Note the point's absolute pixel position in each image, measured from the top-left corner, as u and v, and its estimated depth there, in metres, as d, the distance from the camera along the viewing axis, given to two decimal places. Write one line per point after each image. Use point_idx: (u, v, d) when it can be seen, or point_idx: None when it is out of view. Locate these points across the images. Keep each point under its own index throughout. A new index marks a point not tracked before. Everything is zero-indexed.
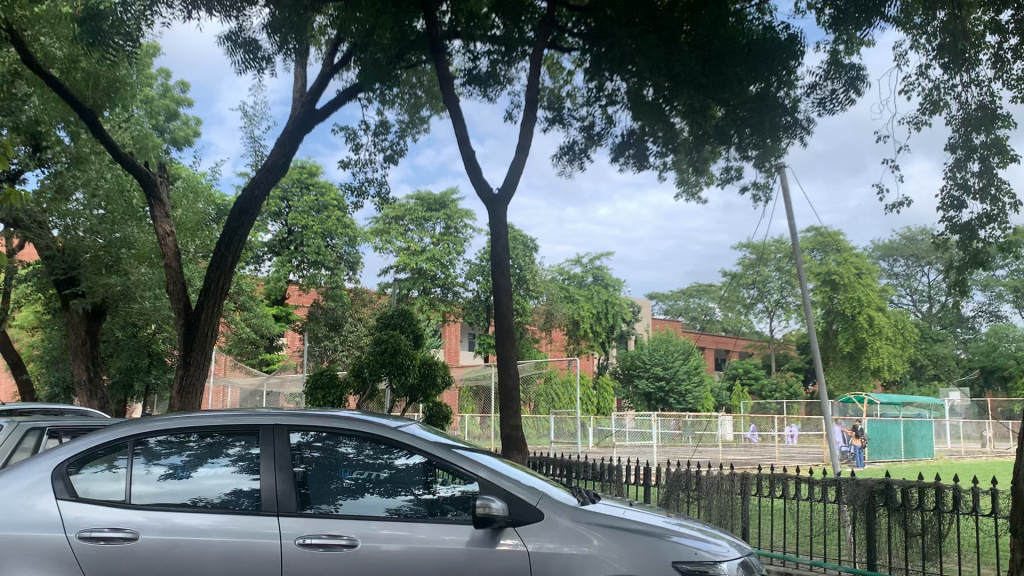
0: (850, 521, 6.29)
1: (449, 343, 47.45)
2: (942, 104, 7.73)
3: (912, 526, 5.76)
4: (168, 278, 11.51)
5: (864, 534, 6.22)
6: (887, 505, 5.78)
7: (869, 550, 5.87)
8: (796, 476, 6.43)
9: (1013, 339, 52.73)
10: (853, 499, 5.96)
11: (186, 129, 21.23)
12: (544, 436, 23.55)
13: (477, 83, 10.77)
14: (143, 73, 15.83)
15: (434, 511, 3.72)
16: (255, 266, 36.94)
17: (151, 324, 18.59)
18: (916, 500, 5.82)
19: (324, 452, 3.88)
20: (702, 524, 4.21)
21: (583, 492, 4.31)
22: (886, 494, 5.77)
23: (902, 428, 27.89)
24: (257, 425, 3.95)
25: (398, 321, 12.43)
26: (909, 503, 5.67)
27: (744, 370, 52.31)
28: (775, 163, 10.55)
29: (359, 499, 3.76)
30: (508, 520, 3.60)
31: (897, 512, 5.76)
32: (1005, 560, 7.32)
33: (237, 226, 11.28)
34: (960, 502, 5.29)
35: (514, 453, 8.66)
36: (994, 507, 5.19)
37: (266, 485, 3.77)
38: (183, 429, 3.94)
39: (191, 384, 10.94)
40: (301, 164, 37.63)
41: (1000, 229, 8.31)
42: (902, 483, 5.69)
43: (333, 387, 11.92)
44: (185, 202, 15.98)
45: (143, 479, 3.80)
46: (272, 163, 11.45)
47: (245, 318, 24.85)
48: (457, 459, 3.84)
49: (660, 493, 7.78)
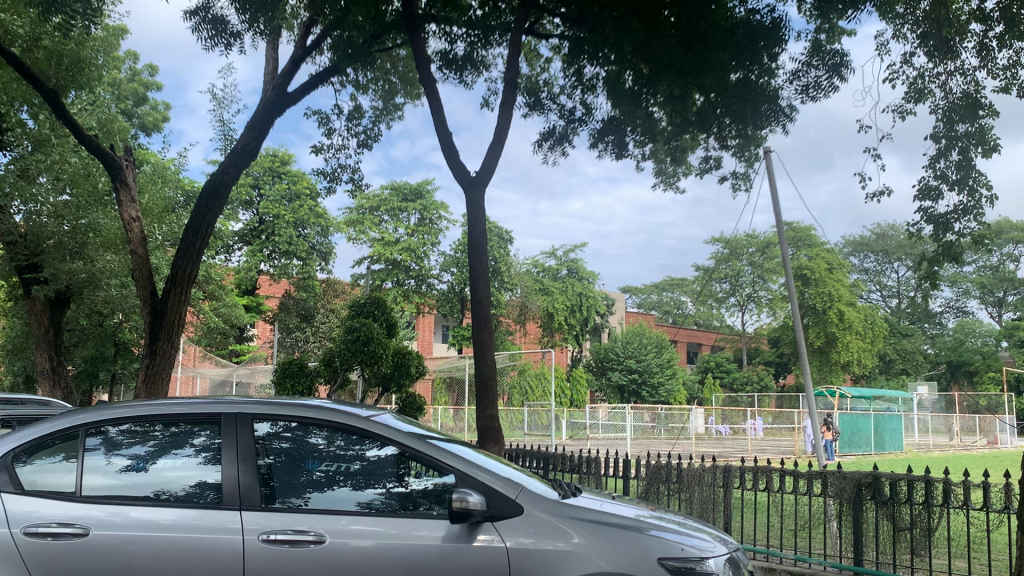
0: (834, 515, 6.14)
1: (422, 336, 47.23)
2: (926, 93, 7.63)
3: (900, 520, 5.65)
4: (133, 266, 11.17)
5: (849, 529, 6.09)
6: (874, 498, 5.66)
7: (857, 545, 5.74)
8: (779, 470, 6.26)
9: (978, 334, 54.40)
10: (839, 492, 5.81)
11: (156, 114, 20.72)
12: (517, 428, 23.39)
13: (453, 67, 10.56)
14: (109, 54, 15.42)
15: (407, 505, 3.55)
16: (225, 255, 36.31)
17: (118, 312, 18.22)
18: (903, 493, 5.72)
19: (294, 442, 3.69)
20: (684, 518, 4.07)
21: (563, 484, 4.16)
22: (874, 487, 5.65)
23: (872, 422, 28.19)
24: (221, 413, 3.73)
25: (371, 310, 12.20)
26: (898, 497, 5.56)
27: (715, 364, 52.68)
28: (753, 153, 10.44)
29: (328, 491, 3.58)
30: (486, 515, 3.43)
31: (885, 506, 5.65)
32: (988, 554, 7.28)
33: (205, 211, 10.98)
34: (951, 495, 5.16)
35: (490, 445, 8.45)
36: (988, 501, 5.07)
37: (227, 477, 3.57)
38: (147, 418, 3.72)
39: (157, 373, 10.64)
40: (273, 153, 37.11)
41: (976, 222, 8.25)
42: (891, 476, 5.59)
43: (302, 376, 11.66)
44: (152, 186, 15.55)
45: (100, 471, 3.60)
46: (242, 147, 11.13)
47: (213, 308, 24.25)
48: (431, 450, 3.66)
49: (638, 485, 7.66)
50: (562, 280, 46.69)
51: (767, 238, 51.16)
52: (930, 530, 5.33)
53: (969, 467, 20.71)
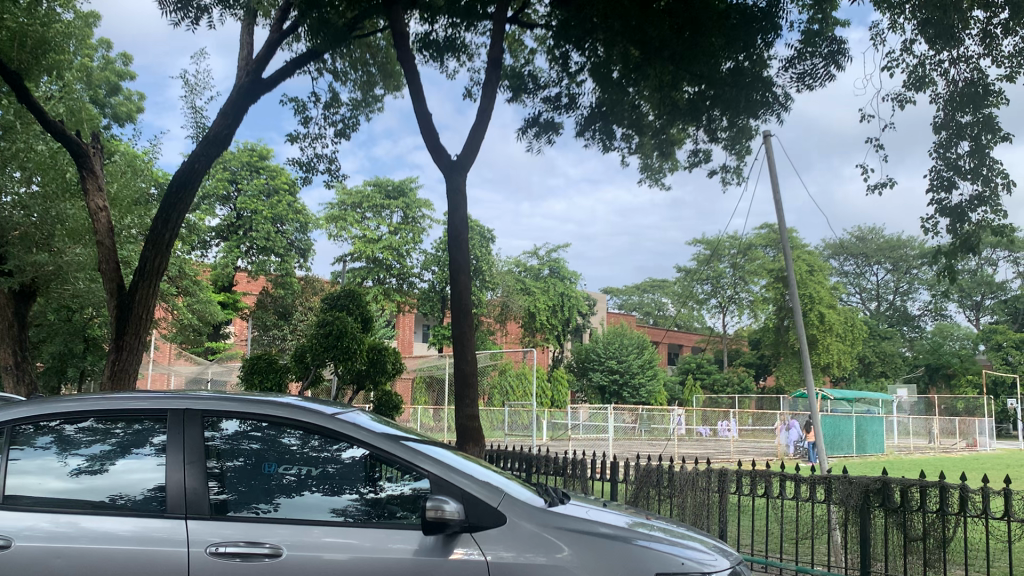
0: (840, 524, 5.84)
1: (402, 335, 46.84)
2: (928, 82, 7.43)
3: (912, 530, 5.34)
4: (99, 257, 10.70)
5: (853, 537, 5.81)
6: (883, 505, 5.37)
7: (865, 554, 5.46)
8: (780, 474, 5.95)
9: (956, 338, 55.21)
10: (845, 499, 5.55)
11: (129, 104, 20.16)
12: (498, 428, 22.98)
13: (434, 50, 10.19)
14: (79, 39, 14.95)
15: (381, 513, 3.20)
16: (201, 251, 35.64)
17: (88, 306, 17.72)
18: (915, 500, 5.42)
19: (265, 442, 3.35)
20: (682, 527, 3.75)
21: (549, 490, 3.83)
22: (882, 493, 5.37)
23: (854, 424, 28.11)
24: (178, 409, 3.38)
25: (346, 303, 11.83)
26: (909, 504, 5.26)
27: (696, 365, 52.61)
28: (742, 146, 10.18)
29: (298, 497, 3.24)
30: (464, 525, 3.08)
31: (895, 513, 5.34)
32: (998, 562, 6.97)
33: (176, 201, 10.54)
34: (967, 502, 4.84)
35: (469, 445, 8.09)
36: (1008, 510, 4.73)
37: (176, 482, 3.22)
38: (109, 415, 3.37)
39: (124, 369, 10.18)
40: (251, 147, 36.61)
41: (993, 211, 8.13)
42: (901, 483, 5.29)
43: (271, 372, 11.22)
44: (123, 177, 15.04)
45: (54, 473, 3.27)
46: (214, 134, 10.71)
47: (188, 304, 23.47)
48: (404, 452, 3.31)
49: (627, 490, 7.37)
50: (543, 280, 46.35)
51: (748, 240, 51.11)
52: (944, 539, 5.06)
53: (950, 471, 20.64)
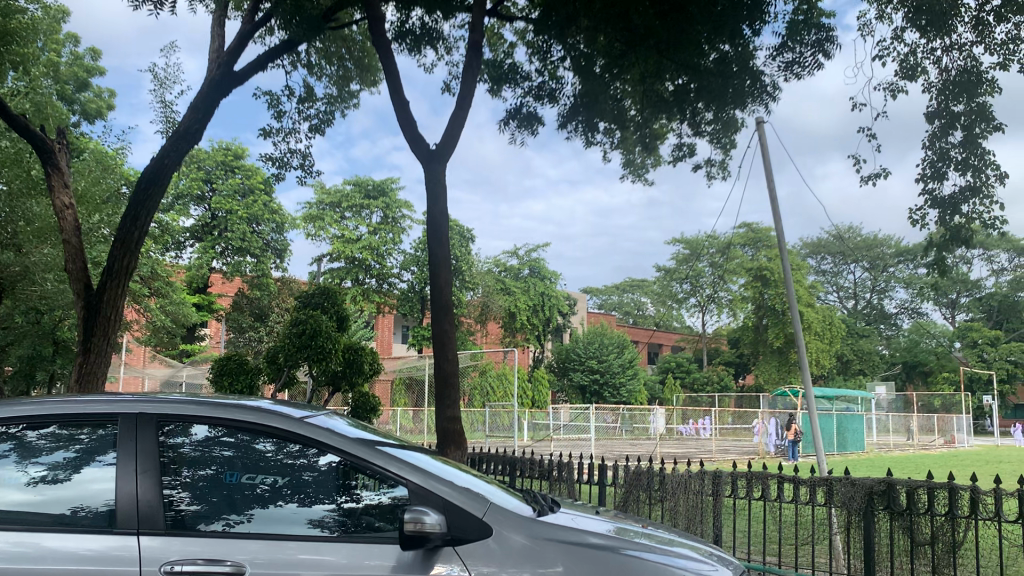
0: (845, 528, 5.72)
1: (381, 336, 46.55)
2: (919, 70, 7.48)
3: (921, 535, 5.18)
4: (66, 256, 10.33)
5: (857, 539, 5.68)
6: (889, 508, 5.17)
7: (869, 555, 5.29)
8: (779, 476, 5.78)
9: (932, 335, 55.65)
10: (849, 501, 5.45)
11: (99, 101, 19.74)
12: (478, 429, 22.65)
13: (411, 41, 9.94)
14: (46, 33, 14.58)
15: (358, 524, 2.96)
16: (176, 252, 35.04)
17: (56, 309, 17.28)
18: (924, 503, 5.25)
19: (239, 449, 3.09)
20: (676, 535, 3.51)
21: (537, 497, 3.59)
22: (887, 496, 5.20)
23: (835, 422, 28.14)
24: (141, 412, 3.11)
25: (320, 301, 11.51)
26: (914, 507, 5.05)
27: (676, 364, 52.64)
28: (725, 139, 10.00)
29: (273, 508, 3.00)
30: (446, 538, 2.83)
31: (900, 516, 5.13)
32: (998, 564, 6.77)
33: (146, 197, 10.22)
34: (976, 506, 4.62)
35: (451, 449, 7.78)
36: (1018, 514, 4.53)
37: (130, 492, 2.95)
38: (73, 419, 3.10)
39: (92, 372, 9.82)
40: (226, 146, 36.14)
41: (984, 202, 8.06)
42: (907, 485, 5.11)
43: (242, 374, 10.91)
44: (92, 175, 14.64)
45: (12, 485, 3.00)
46: (184, 129, 10.37)
47: (161, 305, 22.96)
48: (381, 458, 3.06)
49: (616, 495, 7.17)
50: (523, 280, 46.05)
51: (727, 239, 51.23)
52: (952, 543, 4.87)
53: (932, 468, 20.63)
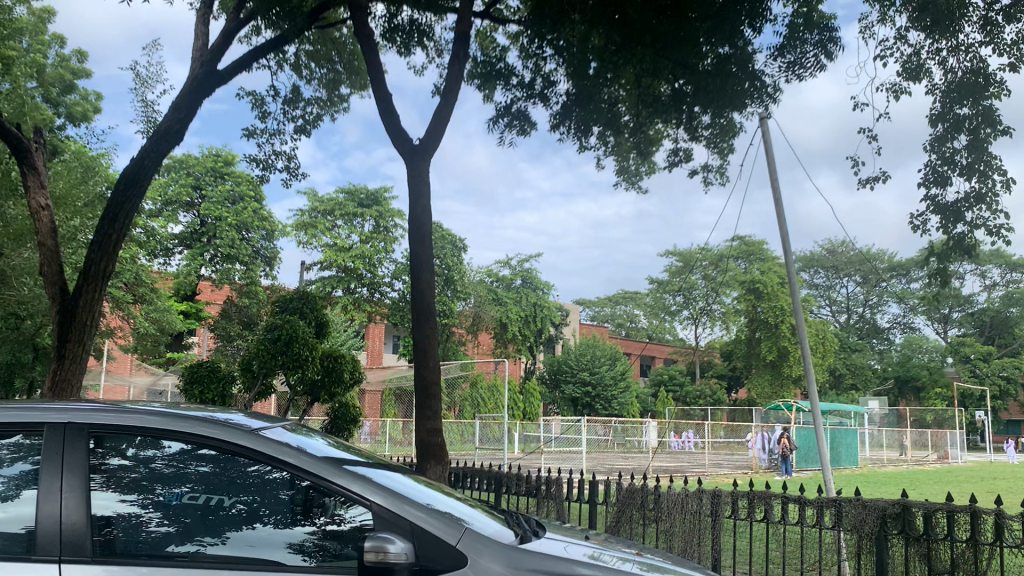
0: (855, 555, 5.52)
1: (372, 345, 46.29)
2: (922, 71, 7.26)
3: (937, 562, 4.95)
4: (41, 259, 9.97)
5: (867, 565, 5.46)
6: (902, 531, 5.01)
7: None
8: (784, 497, 5.59)
9: (925, 350, 55.49)
10: (861, 524, 5.26)
11: (85, 104, 19.43)
12: (468, 440, 22.30)
13: (400, 37, 9.66)
14: (29, 33, 14.29)
15: (336, 551, 2.65)
16: (164, 259, 34.68)
17: (35, 314, 16.94)
18: (940, 527, 5.04)
19: (217, 464, 2.76)
20: (669, 561, 3.19)
21: (522, 520, 3.27)
22: (903, 518, 5.02)
23: (828, 437, 27.87)
24: (97, 426, 2.77)
25: (299, 307, 11.21)
26: (932, 532, 4.84)
27: (669, 377, 52.35)
28: (721, 143, 9.74)
29: (249, 531, 2.70)
30: (414, 568, 2.53)
31: (916, 541, 4.93)
32: None
33: (124, 200, 9.90)
34: (1000, 529, 4.42)
35: (431, 463, 7.47)
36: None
37: (78, 513, 2.64)
38: (34, 427, 2.78)
39: (66, 379, 9.48)
40: (217, 152, 35.85)
41: (989, 209, 7.81)
42: (923, 507, 4.92)
43: (214, 382, 10.56)
44: (74, 178, 14.35)
45: None
46: (164, 129, 10.06)
47: (146, 312, 22.53)
48: (347, 477, 2.73)
49: (609, 514, 6.85)
50: (515, 290, 45.66)
51: (720, 252, 50.99)
52: (973, 568, 4.66)
53: (926, 484, 20.34)
